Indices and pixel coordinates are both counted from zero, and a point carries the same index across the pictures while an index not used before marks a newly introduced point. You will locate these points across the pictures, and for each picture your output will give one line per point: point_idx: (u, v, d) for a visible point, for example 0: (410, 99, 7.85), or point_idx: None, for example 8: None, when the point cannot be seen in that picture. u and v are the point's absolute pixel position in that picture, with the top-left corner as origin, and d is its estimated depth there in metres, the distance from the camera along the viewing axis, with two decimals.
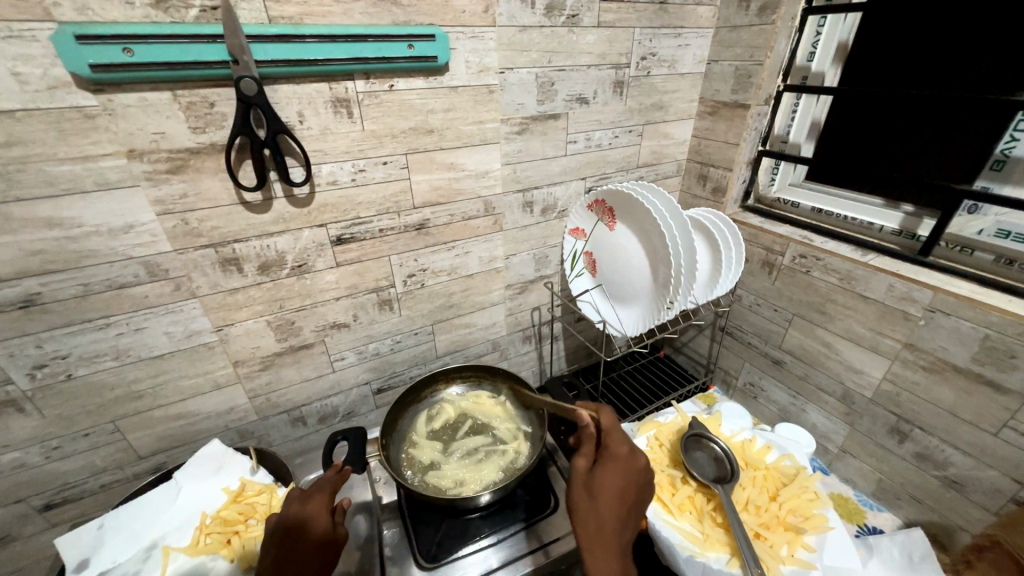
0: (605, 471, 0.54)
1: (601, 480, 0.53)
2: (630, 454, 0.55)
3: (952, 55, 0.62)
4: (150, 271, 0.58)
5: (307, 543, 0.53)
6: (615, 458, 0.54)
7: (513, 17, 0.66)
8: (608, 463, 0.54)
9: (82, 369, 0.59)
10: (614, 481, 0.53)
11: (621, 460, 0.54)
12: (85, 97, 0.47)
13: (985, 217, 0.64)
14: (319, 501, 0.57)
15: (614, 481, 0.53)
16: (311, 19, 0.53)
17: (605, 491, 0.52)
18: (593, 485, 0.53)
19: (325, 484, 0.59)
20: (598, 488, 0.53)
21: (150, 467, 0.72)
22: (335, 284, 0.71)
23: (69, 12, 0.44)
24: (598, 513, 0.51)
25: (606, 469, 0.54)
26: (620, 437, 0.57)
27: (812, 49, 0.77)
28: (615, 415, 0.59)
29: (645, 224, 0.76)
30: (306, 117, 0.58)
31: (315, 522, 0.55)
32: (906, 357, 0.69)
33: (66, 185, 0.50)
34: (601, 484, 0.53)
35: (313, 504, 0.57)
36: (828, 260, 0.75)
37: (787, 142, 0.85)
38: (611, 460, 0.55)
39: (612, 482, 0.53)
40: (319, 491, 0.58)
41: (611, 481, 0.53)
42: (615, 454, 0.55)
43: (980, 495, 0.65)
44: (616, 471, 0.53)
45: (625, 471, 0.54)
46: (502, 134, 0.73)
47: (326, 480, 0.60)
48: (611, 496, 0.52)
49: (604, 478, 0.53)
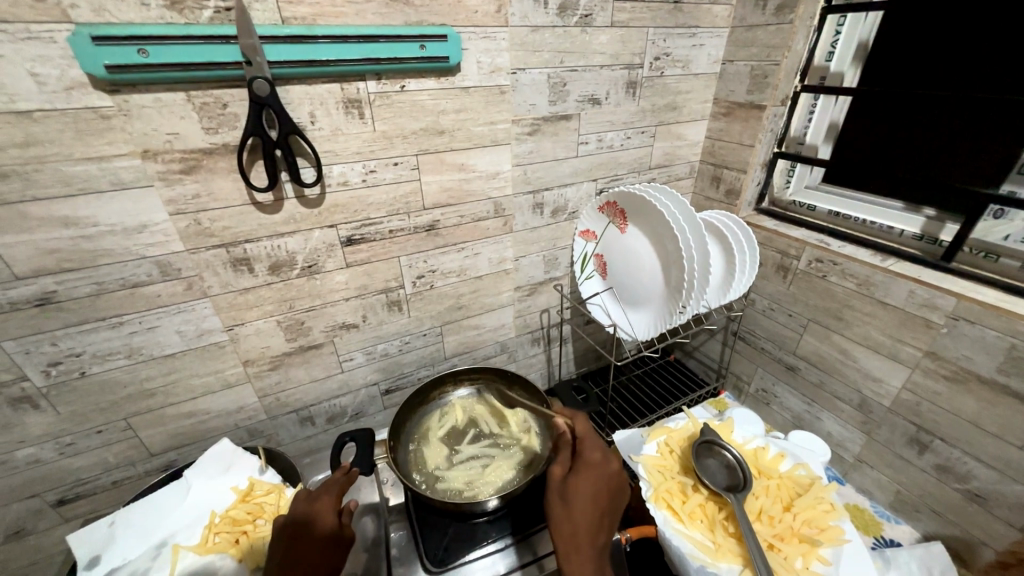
0: (578, 477, 0.55)
1: (574, 486, 0.55)
2: (602, 460, 0.57)
3: (977, 56, 0.60)
4: (163, 271, 0.58)
5: (314, 540, 0.54)
6: (588, 464, 0.56)
7: (525, 17, 0.65)
8: (582, 469, 0.56)
9: (95, 367, 0.60)
10: (587, 486, 0.55)
11: (593, 466, 0.56)
12: (101, 98, 0.48)
13: (1012, 222, 0.61)
14: (329, 499, 0.57)
15: (587, 486, 0.55)
16: (323, 20, 0.53)
17: (578, 497, 0.54)
18: (567, 492, 0.54)
19: (335, 483, 0.60)
20: (572, 493, 0.54)
21: (161, 464, 0.72)
22: (345, 285, 0.71)
23: (86, 14, 0.44)
24: (572, 518, 0.52)
25: (579, 474, 0.55)
26: (593, 443, 0.59)
27: (831, 49, 0.76)
28: (589, 423, 0.62)
29: (658, 227, 0.74)
30: (318, 117, 0.58)
31: (325, 519, 0.55)
32: (928, 366, 0.67)
33: (82, 185, 0.50)
34: (575, 489, 0.54)
35: (323, 502, 0.57)
36: (846, 264, 0.74)
37: (804, 144, 0.84)
38: (584, 466, 0.56)
39: (585, 487, 0.55)
40: (329, 490, 0.59)
41: (584, 485, 0.54)
42: (589, 459, 0.57)
43: (1004, 509, 0.63)
44: (589, 477, 0.55)
45: (597, 476, 0.55)
46: (513, 135, 0.73)
47: (335, 479, 0.60)
48: (585, 500, 0.54)
49: (578, 484, 0.55)
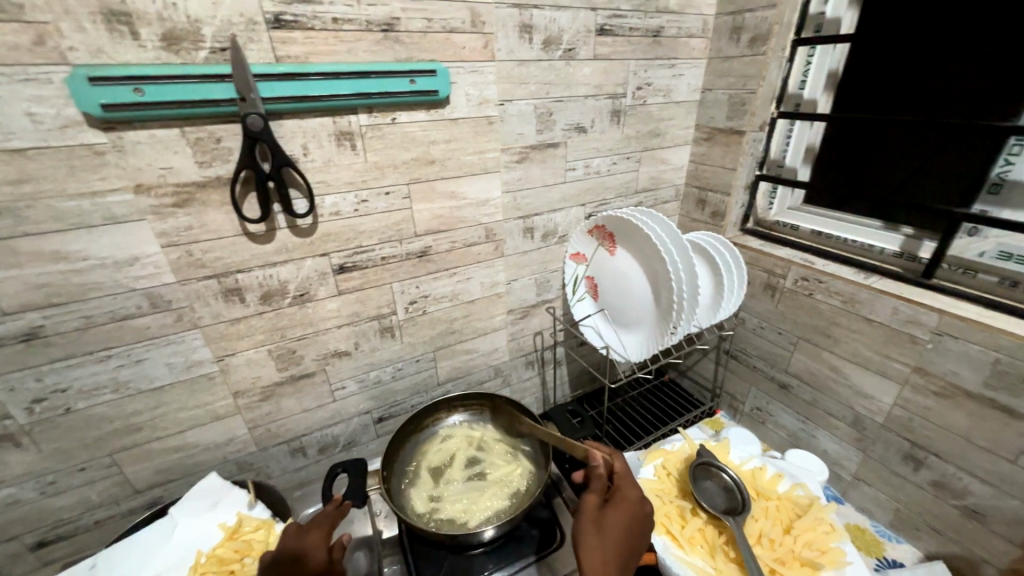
0: (615, 510, 0.54)
1: (609, 516, 0.53)
2: (638, 499, 0.56)
3: (938, 86, 0.64)
4: (152, 302, 0.58)
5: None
6: (627, 498, 0.55)
7: (511, 52, 0.68)
8: (620, 500, 0.55)
9: (81, 402, 0.59)
10: (622, 519, 0.53)
11: (631, 502, 0.55)
12: (96, 135, 0.48)
13: (986, 240, 0.64)
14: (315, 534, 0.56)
15: (620, 517, 0.53)
16: (316, 58, 0.55)
17: (613, 529, 0.52)
18: (602, 519, 0.53)
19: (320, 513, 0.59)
20: (607, 523, 0.52)
21: (146, 501, 0.70)
22: (337, 312, 0.71)
23: (84, 56, 0.45)
24: (603, 546, 0.50)
25: (617, 505, 0.55)
26: (631, 483, 0.58)
27: (804, 78, 0.79)
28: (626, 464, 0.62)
29: (645, 249, 0.76)
30: (311, 150, 0.59)
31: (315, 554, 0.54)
32: (916, 381, 0.68)
33: (74, 220, 0.50)
34: (609, 519, 0.53)
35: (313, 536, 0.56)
36: (831, 282, 0.75)
37: (784, 167, 0.87)
38: (621, 499, 0.55)
39: (620, 519, 0.53)
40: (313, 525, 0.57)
41: (619, 518, 0.53)
42: (626, 494, 0.56)
43: (1003, 525, 0.63)
44: (626, 510, 0.54)
45: (632, 511, 0.54)
46: (503, 163, 0.75)
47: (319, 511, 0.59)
48: (619, 532, 0.52)
49: (614, 514, 0.54)
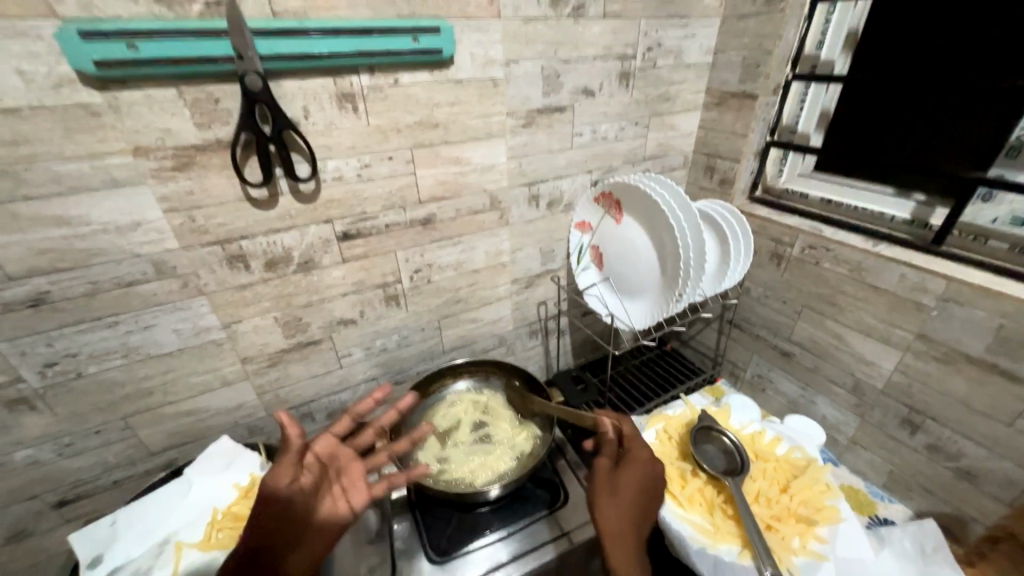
0: (626, 471, 0.56)
1: (621, 478, 0.55)
2: (649, 459, 0.58)
3: (962, 44, 0.61)
4: (157, 269, 0.58)
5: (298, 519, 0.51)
6: (637, 459, 0.57)
7: (518, 8, 0.65)
8: (631, 461, 0.57)
9: (92, 367, 0.60)
10: (634, 479, 0.55)
11: (641, 462, 0.57)
12: (90, 94, 0.47)
13: (999, 205, 0.63)
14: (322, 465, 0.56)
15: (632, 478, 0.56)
16: (316, 13, 0.53)
17: (625, 490, 0.54)
18: (614, 482, 0.55)
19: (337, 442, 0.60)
20: (619, 485, 0.55)
21: (161, 463, 0.72)
22: (342, 280, 0.71)
23: (73, 9, 0.43)
24: (617, 508, 0.53)
25: (628, 467, 0.57)
26: (641, 443, 0.60)
27: (822, 37, 0.76)
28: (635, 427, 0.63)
29: (652, 216, 0.76)
30: (312, 112, 0.57)
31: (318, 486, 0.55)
32: (919, 348, 0.68)
33: (73, 183, 0.50)
34: (621, 481, 0.55)
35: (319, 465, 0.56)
36: (838, 250, 0.75)
37: (796, 132, 0.85)
38: (631, 461, 0.57)
39: (632, 480, 0.55)
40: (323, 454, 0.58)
41: (631, 479, 0.55)
42: (637, 456, 0.58)
43: (993, 485, 0.65)
44: (637, 471, 0.56)
45: (643, 471, 0.56)
46: (508, 128, 0.73)
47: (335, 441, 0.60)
48: (632, 492, 0.54)
49: (625, 476, 0.56)
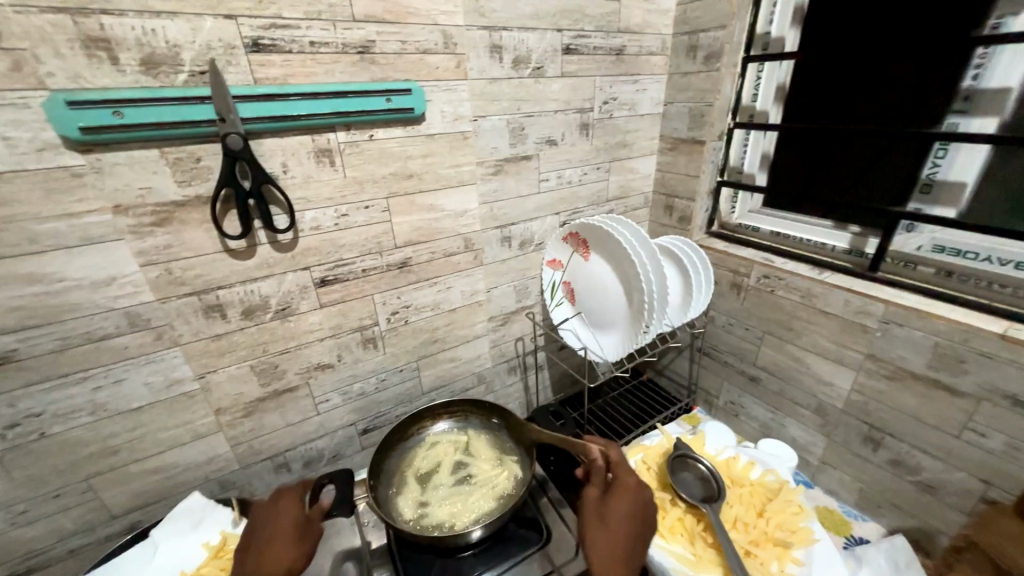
0: (615, 500, 0.58)
1: (610, 507, 0.58)
2: (637, 484, 0.60)
3: (870, 99, 0.70)
4: (131, 322, 0.58)
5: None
6: (624, 485, 0.60)
7: (483, 71, 0.71)
8: (619, 488, 0.60)
9: (56, 426, 0.58)
10: (623, 506, 0.58)
11: (628, 487, 0.59)
12: (73, 157, 0.49)
13: (921, 234, 0.70)
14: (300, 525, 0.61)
15: (621, 504, 0.58)
16: (295, 79, 0.57)
17: (615, 518, 0.57)
18: (604, 511, 0.58)
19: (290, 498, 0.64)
20: (607, 514, 0.57)
21: (124, 526, 0.69)
22: (320, 325, 0.72)
23: (62, 81, 0.46)
24: (608, 537, 0.55)
25: (616, 494, 0.59)
26: (627, 467, 0.62)
27: (755, 91, 0.86)
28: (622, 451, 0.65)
29: (617, 253, 0.80)
30: (290, 167, 0.61)
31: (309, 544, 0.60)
32: (869, 367, 0.73)
33: (50, 242, 0.51)
34: (610, 510, 0.57)
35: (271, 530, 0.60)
36: (789, 279, 0.81)
37: (743, 173, 0.93)
38: (619, 488, 0.59)
39: (621, 507, 0.58)
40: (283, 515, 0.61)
41: (619, 507, 0.57)
42: (624, 482, 0.60)
43: (952, 496, 0.68)
44: (625, 498, 0.58)
45: (632, 496, 0.59)
46: (478, 176, 0.78)
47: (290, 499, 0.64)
48: (621, 520, 0.56)
49: (615, 505, 0.58)
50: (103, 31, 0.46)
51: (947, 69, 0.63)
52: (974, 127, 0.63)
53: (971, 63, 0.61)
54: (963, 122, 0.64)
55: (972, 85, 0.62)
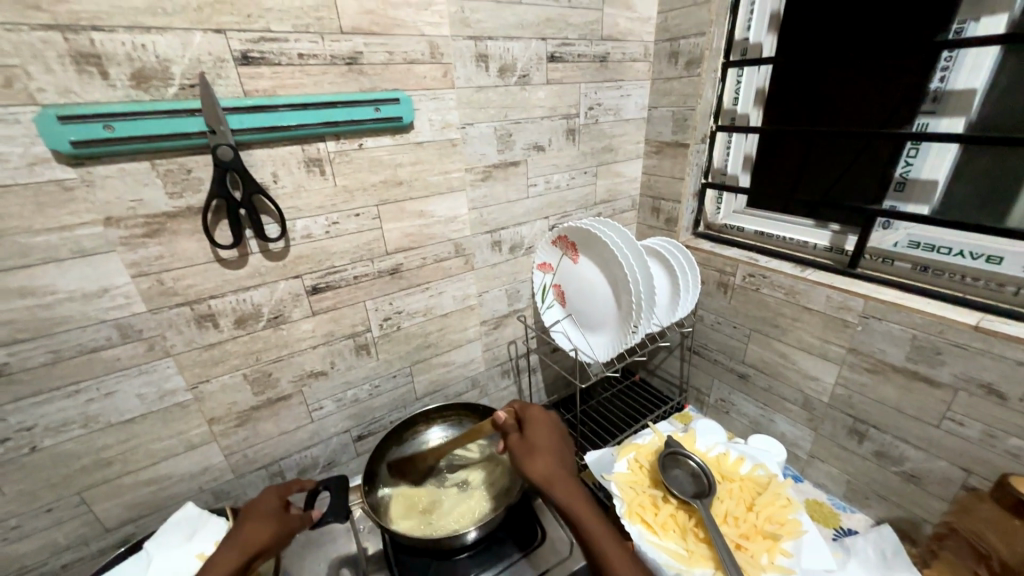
0: (533, 432, 0.65)
1: (533, 438, 0.64)
2: (544, 412, 0.68)
3: (845, 102, 0.73)
4: (123, 333, 0.58)
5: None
6: (537, 418, 0.66)
7: (470, 79, 0.73)
8: (534, 422, 0.66)
9: (48, 439, 0.58)
10: (541, 433, 0.65)
11: (540, 418, 0.67)
12: (64, 171, 0.50)
13: (898, 231, 0.72)
14: (268, 523, 0.59)
15: (541, 433, 0.65)
16: (283, 90, 0.58)
17: (540, 444, 0.63)
18: (529, 444, 0.63)
19: (270, 495, 0.62)
20: (534, 444, 0.63)
21: (118, 539, 0.68)
22: (312, 332, 0.72)
23: (52, 96, 0.47)
24: (542, 460, 0.61)
25: (533, 429, 0.65)
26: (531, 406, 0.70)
27: (736, 95, 0.88)
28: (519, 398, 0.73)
29: (605, 256, 0.82)
30: (281, 177, 0.62)
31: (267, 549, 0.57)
32: (852, 361, 0.75)
33: (41, 255, 0.51)
34: (534, 440, 0.64)
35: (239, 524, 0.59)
36: (773, 277, 0.83)
37: (726, 174, 0.95)
38: (532, 421, 0.66)
39: (540, 434, 0.64)
40: (255, 512, 0.60)
41: (540, 435, 0.64)
42: (534, 415, 0.67)
43: (935, 485, 0.70)
44: (540, 428, 0.65)
45: (545, 423, 0.66)
46: (467, 182, 0.79)
47: (270, 496, 0.62)
48: (545, 442, 0.63)
49: (534, 436, 0.64)
50: (93, 46, 0.47)
51: (917, 72, 0.66)
52: (943, 127, 0.65)
53: (938, 65, 0.64)
54: (932, 122, 0.66)
55: (939, 86, 0.64)
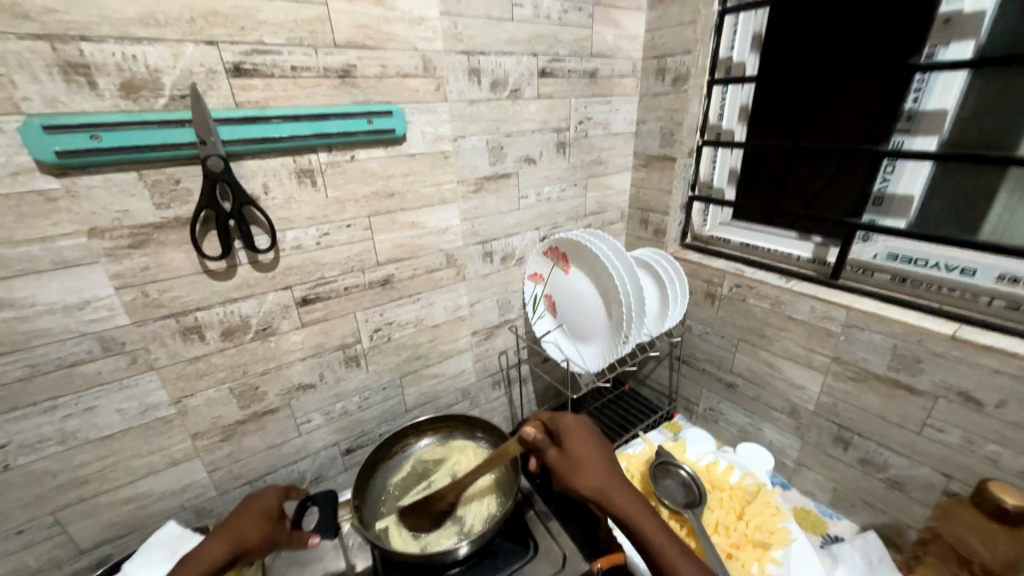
0: (573, 444, 0.62)
1: (575, 451, 0.62)
2: (575, 418, 0.67)
3: None
4: (105, 346, 0.56)
5: (185, 573, 0.51)
6: (571, 426, 0.65)
7: (462, 93, 0.73)
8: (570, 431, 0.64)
9: (21, 458, 0.55)
10: (581, 443, 0.62)
11: (574, 425, 0.65)
12: (48, 181, 0.49)
13: (877, 243, 0.75)
14: (263, 524, 0.58)
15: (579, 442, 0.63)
16: (276, 102, 0.58)
17: (584, 456, 0.61)
18: (573, 458, 0.61)
19: (272, 495, 0.62)
20: (577, 458, 0.61)
21: (93, 561, 0.66)
22: (301, 344, 0.71)
23: (38, 106, 0.46)
24: (591, 473, 0.59)
25: (571, 440, 0.63)
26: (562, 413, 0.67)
27: (720, 112, 0.90)
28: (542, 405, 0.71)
29: (595, 266, 0.83)
30: (271, 188, 0.61)
31: (255, 548, 0.56)
32: (836, 370, 0.77)
33: (21, 266, 0.49)
34: (576, 452, 0.61)
35: (237, 516, 0.58)
36: (759, 288, 0.85)
37: (712, 187, 0.97)
38: (568, 431, 0.64)
39: (581, 444, 0.62)
40: (257, 508, 0.59)
41: (581, 445, 0.62)
42: (568, 424, 0.65)
43: (918, 491, 0.72)
44: (579, 438, 0.63)
45: (581, 432, 0.64)
46: (459, 194, 0.80)
47: (271, 496, 0.62)
48: (588, 452, 0.61)
49: (575, 449, 0.62)
50: (82, 56, 0.46)
51: (890, 94, 0.69)
52: (917, 145, 0.68)
53: (911, 87, 0.67)
54: (907, 141, 0.69)
55: (913, 107, 0.67)
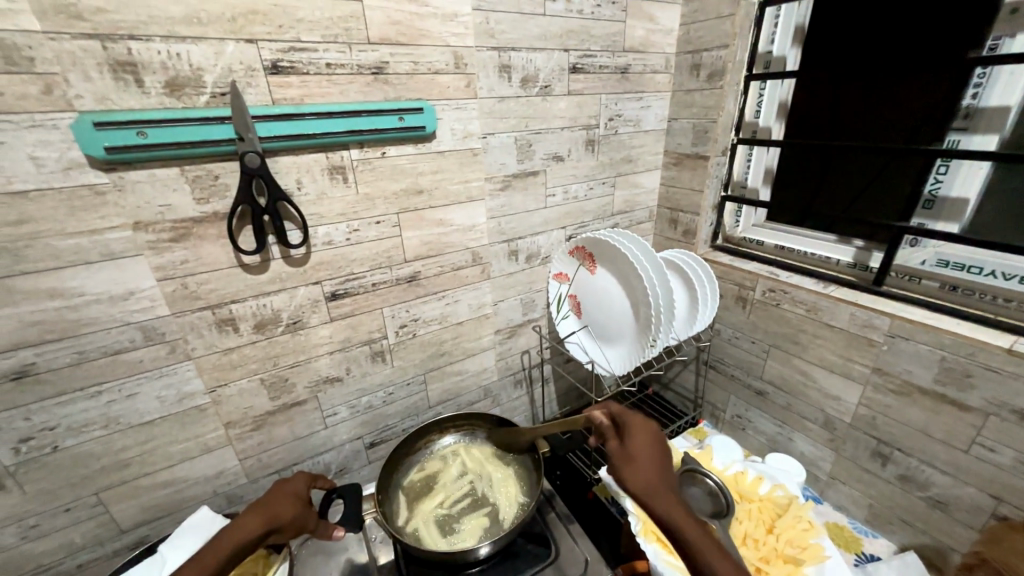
0: (633, 439, 0.58)
1: (633, 446, 0.57)
2: (645, 421, 0.60)
3: (873, 116, 0.72)
4: (146, 335, 0.59)
5: (224, 545, 0.52)
6: (637, 423, 0.59)
7: (492, 89, 0.73)
8: (634, 431, 0.59)
9: (69, 440, 0.58)
10: (642, 440, 0.58)
11: (641, 427, 0.59)
12: (97, 176, 0.50)
13: (926, 249, 0.71)
14: (295, 503, 0.59)
15: (642, 441, 0.58)
16: (310, 99, 0.59)
17: (640, 452, 0.56)
18: (629, 452, 0.57)
19: (300, 480, 0.63)
20: (633, 453, 0.56)
21: (132, 541, 0.69)
22: (329, 338, 0.72)
23: (89, 103, 0.48)
24: (643, 471, 0.54)
25: (634, 436, 0.58)
26: (632, 412, 0.62)
27: (757, 109, 0.87)
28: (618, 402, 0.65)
29: (623, 267, 0.81)
30: (304, 184, 0.62)
31: (285, 526, 0.57)
32: (877, 381, 0.73)
33: (71, 257, 0.52)
34: (633, 446, 0.57)
35: (270, 493, 0.59)
36: (795, 293, 0.81)
37: (746, 187, 0.94)
38: (633, 430, 0.59)
39: (640, 440, 0.58)
40: (290, 489, 0.60)
41: (640, 438, 0.58)
42: (635, 424, 0.60)
43: (963, 512, 0.68)
44: (642, 435, 0.58)
45: (647, 430, 0.59)
46: (486, 191, 0.79)
47: (299, 481, 0.63)
48: (646, 448, 0.57)
49: (635, 444, 0.57)
50: (130, 55, 0.48)
51: (946, 88, 0.64)
52: (974, 145, 0.64)
53: (971, 82, 0.62)
54: (964, 139, 0.65)
55: (972, 103, 0.63)
